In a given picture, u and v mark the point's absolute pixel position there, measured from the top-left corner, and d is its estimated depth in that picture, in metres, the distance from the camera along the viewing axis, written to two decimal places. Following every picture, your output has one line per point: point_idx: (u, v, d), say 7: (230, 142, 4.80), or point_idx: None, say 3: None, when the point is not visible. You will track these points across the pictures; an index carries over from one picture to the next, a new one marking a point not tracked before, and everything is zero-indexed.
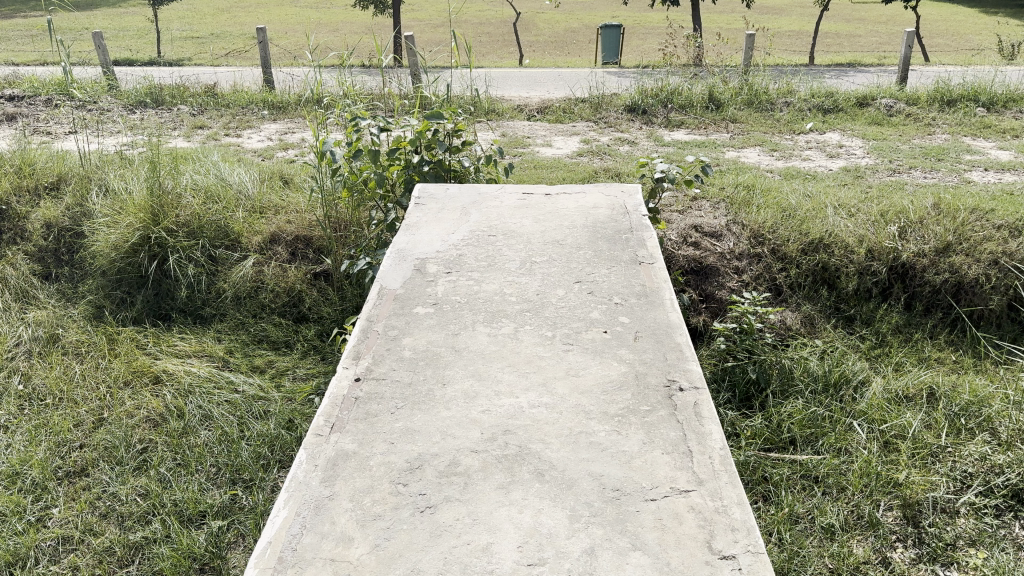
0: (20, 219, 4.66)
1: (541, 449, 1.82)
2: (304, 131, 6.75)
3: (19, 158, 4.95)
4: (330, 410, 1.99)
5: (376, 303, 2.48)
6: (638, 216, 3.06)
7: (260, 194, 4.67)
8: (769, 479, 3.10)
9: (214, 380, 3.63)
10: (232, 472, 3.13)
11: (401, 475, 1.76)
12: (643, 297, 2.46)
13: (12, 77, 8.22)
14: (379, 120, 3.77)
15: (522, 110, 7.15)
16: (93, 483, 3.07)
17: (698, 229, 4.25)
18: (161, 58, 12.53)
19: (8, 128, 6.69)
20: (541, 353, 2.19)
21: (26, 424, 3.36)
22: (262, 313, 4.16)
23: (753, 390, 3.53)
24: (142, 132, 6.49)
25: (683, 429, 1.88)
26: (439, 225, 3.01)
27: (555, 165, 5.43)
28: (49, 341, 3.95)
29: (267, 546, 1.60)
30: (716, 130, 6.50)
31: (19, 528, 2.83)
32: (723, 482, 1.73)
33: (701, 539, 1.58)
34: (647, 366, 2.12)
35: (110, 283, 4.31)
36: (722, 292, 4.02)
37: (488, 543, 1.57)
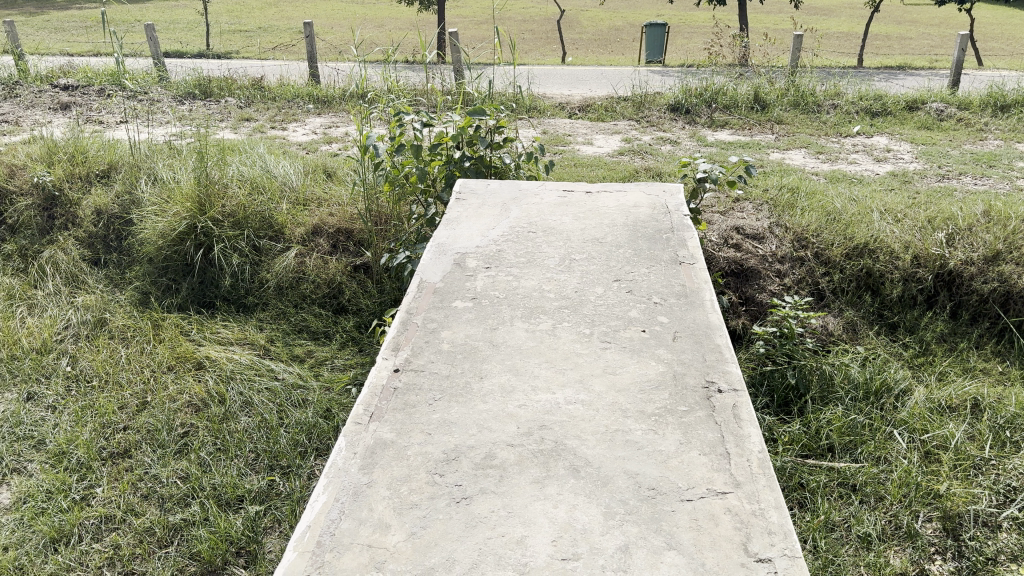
0: (72, 205, 4.78)
1: (577, 445, 1.82)
2: (348, 124, 6.81)
3: (72, 146, 5.08)
4: (369, 399, 2.01)
5: (416, 296, 2.50)
6: (679, 216, 3.04)
7: (304, 186, 4.74)
8: (806, 485, 3.06)
9: (255, 367, 3.69)
10: (270, 458, 3.19)
11: (438, 465, 1.77)
12: (683, 297, 2.45)
13: (68, 67, 8.43)
14: (423, 115, 3.79)
15: (564, 108, 7.14)
16: (136, 465, 3.14)
17: (740, 230, 4.22)
18: (210, 51, 12.75)
19: (62, 117, 6.87)
20: (579, 351, 2.19)
21: (73, 405, 3.45)
22: (303, 304, 4.21)
23: (792, 395, 3.49)
24: (191, 123, 6.61)
25: (721, 431, 1.87)
26: (480, 220, 3.02)
27: (595, 163, 5.42)
28: (96, 325, 4.05)
29: (306, 530, 1.62)
30: (760, 131, 6.43)
31: (64, 506, 2.90)
32: (761, 485, 1.71)
33: (737, 541, 1.57)
34: (685, 366, 2.11)
35: (157, 270, 4.41)
36: (763, 296, 3.98)
37: (522, 536, 1.58)
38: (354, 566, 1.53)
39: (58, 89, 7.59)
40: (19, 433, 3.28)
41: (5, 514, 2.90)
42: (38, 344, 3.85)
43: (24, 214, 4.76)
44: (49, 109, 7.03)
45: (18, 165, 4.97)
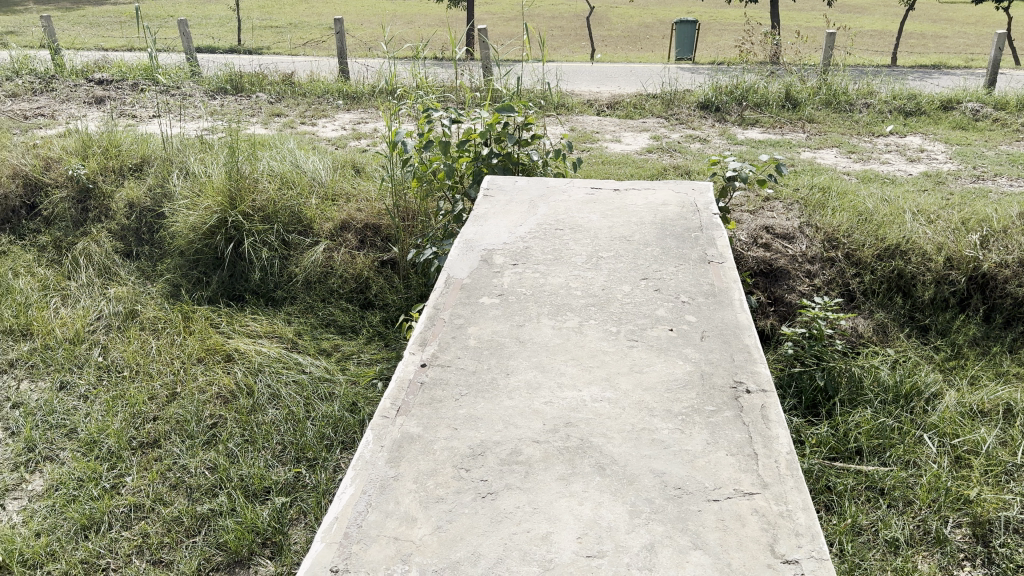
0: (105, 198, 4.85)
1: (602, 443, 1.82)
2: (377, 120, 6.85)
3: (106, 139, 5.15)
4: (396, 393, 2.02)
5: (443, 292, 2.50)
6: (708, 214, 3.02)
7: (333, 181, 4.77)
8: (832, 488, 3.02)
9: (283, 360, 3.73)
10: (297, 451, 3.21)
11: (464, 460, 1.78)
12: (712, 296, 2.44)
13: (103, 62, 8.55)
14: (451, 111, 3.79)
15: (592, 106, 7.12)
16: (165, 455, 3.18)
17: (770, 230, 4.18)
18: (242, 47, 12.87)
19: (96, 111, 6.96)
20: (605, 348, 2.18)
21: (105, 394, 3.51)
22: (330, 298, 4.24)
23: (820, 397, 3.45)
24: (222, 118, 6.68)
25: (749, 431, 1.86)
26: (507, 217, 3.02)
27: (623, 160, 5.40)
28: (128, 316, 4.11)
29: (334, 522, 1.64)
30: (791, 130, 6.36)
31: (95, 494, 2.95)
32: (789, 485, 1.70)
33: (764, 542, 1.56)
34: (713, 366, 2.09)
35: (188, 263, 4.46)
36: (792, 296, 3.94)
37: (548, 532, 1.58)
38: (381, 558, 1.53)
39: (92, 83, 7.70)
40: (52, 421, 3.34)
41: (38, 500, 2.95)
42: (71, 334, 3.91)
43: (58, 206, 4.84)
44: (84, 102, 7.14)
45: (53, 158, 5.06)
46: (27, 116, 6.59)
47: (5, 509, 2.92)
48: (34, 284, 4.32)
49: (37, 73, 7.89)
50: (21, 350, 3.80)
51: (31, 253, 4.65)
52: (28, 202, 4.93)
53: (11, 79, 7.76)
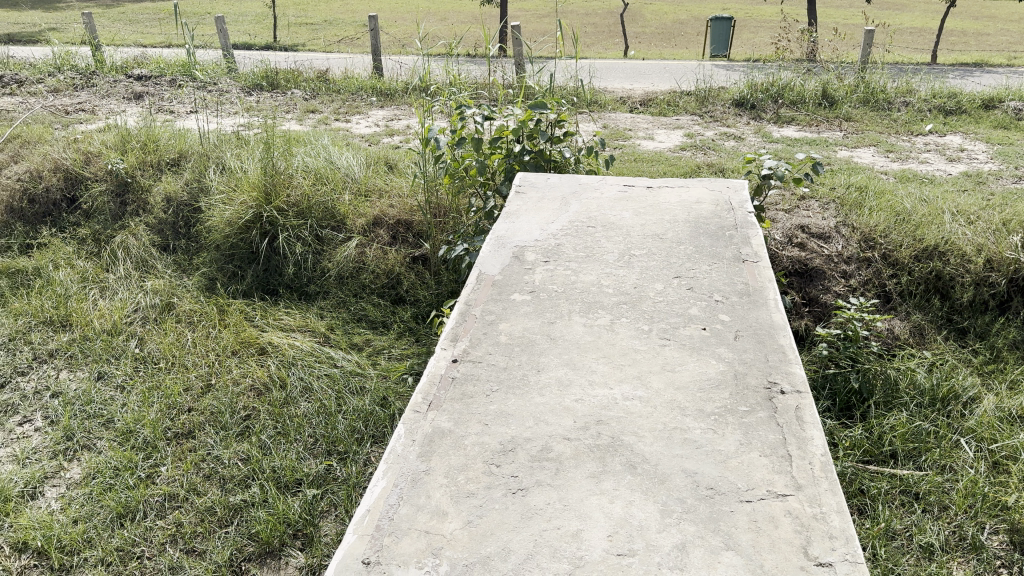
0: (143, 192, 4.92)
1: (634, 441, 1.81)
2: (410, 117, 6.89)
3: (144, 134, 5.24)
4: (427, 388, 2.03)
5: (474, 288, 2.51)
6: (743, 213, 2.99)
7: (366, 178, 4.81)
8: (866, 492, 2.99)
9: (315, 354, 3.76)
10: (328, 444, 3.24)
11: (495, 456, 1.78)
12: (746, 295, 2.41)
13: (142, 58, 8.70)
14: (483, 108, 3.80)
15: (625, 103, 7.09)
16: (199, 446, 3.22)
17: (805, 229, 4.14)
18: (278, 43, 13.00)
19: (135, 106, 7.08)
20: (637, 347, 2.17)
21: (141, 385, 3.56)
22: (362, 293, 4.27)
23: (855, 400, 3.41)
24: (258, 114, 6.75)
25: (783, 432, 1.84)
26: (539, 214, 3.01)
27: (656, 158, 5.37)
28: (164, 308, 4.17)
29: (365, 514, 1.65)
30: (828, 128, 6.27)
31: (131, 483, 3.00)
32: (823, 488, 1.68)
33: (797, 544, 1.54)
34: (747, 366, 2.07)
35: (223, 257, 4.51)
36: (827, 297, 3.89)
37: (578, 530, 1.58)
38: (412, 551, 1.54)
39: (132, 79, 7.83)
40: (90, 411, 3.40)
41: (75, 488, 3.01)
42: (109, 326, 3.97)
43: (98, 199, 4.92)
44: (123, 98, 7.26)
45: (93, 152, 5.15)
46: (68, 112, 6.71)
47: (43, 496, 2.98)
48: (73, 276, 4.41)
49: (79, 69, 8.05)
50: (61, 341, 3.88)
51: (71, 245, 4.73)
52: (69, 195, 5.03)
53: (54, 75, 7.92)
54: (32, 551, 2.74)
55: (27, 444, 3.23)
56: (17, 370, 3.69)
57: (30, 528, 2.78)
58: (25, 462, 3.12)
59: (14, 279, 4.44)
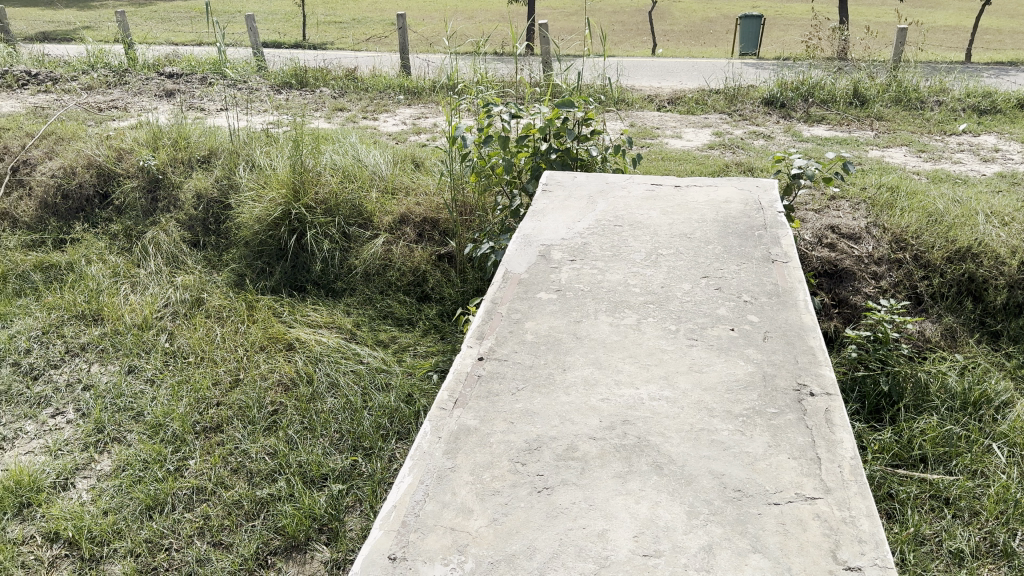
0: (174, 188, 4.98)
1: (660, 442, 1.80)
2: (437, 114, 6.90)
3: (175, 132, 5.30)
4: (453, 385, 2.03)
5: (501, 286, 2.51)
6: (772, 213, 2.96)
7: (393, 176, 4.83)
8: (895, 496, 2.95)
9: (341, 350, 3.79)
10: (354, 439, 3.26)
11: (521, 454, 1.78)
12: (775, 296, 2.39)
13: (174, 56, 8.80)
14: (511, 107, 3.80)
15: (653, 101, 7.06)
16: (227, 440, 3.26)
17: (835, 229, 4.09)
18: (307, 41, 13.09)
19: (167, 104, 7.16)
20: (664, 347, 2.16)
21: (170, 379, 3.61)
22: (388, 290, 4.29)
23: (884, 403, 3.38)
24: (287, 112, 6.81)
25: (812, 435, 1.82)
26: (566, 213, 3.01)
27: (684, 157, 5.34)
28: (194, 304, 4.21)
29: (392, 509, 1.66)
30: (859, 127, 6.20)
31: (160, 475, 3.04)
32: (852, 492, 1.66)
33: (826, 548, 1.53)
34: (776, 367, 2.05)
35: (252, 253, 4.55)
36: (858, 298, 3.85)
37: (604, 529, 1.57)
38: (437, 547, 1.55)
39: (164, 76, 7.92)
40: (121, 404, 3.45)
41: (105, 480, 3.05)
42: (139, 320, 4.02)
43: (129, 196, 4.99)
44: (155, 95, 7.35)
45: (126, 149, 5.22)
46: (101, 109, 6.81)
47: (74, 488, 3.02)
48: (105, 271, 4.47)
49: (112, 67, 8.17)
50: (93, 334, 3.94)
51: (103, 240, 4.80)
52: (101, 191, 5.10)
53: (88, 72, 8.04)
54: (63, 541, 2.78)
55: (60, 436, 3.28)
56: (49, 363, 3.75)
57: (61, 519, 2.82)
58: (57, 454, 3.17)
59: (47, 274, 4.52)
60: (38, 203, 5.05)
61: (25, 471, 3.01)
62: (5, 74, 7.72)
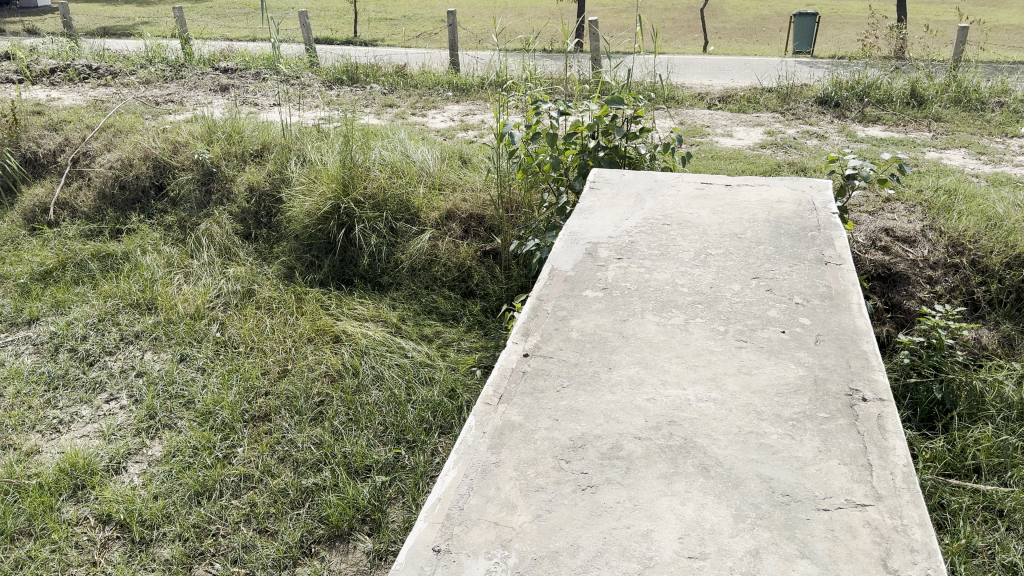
0: (227, 181, 5.06)
1: (707, 444, 1.78)
2: (485, 111, 6.92)
3: (229, 126, 5.41)
4: (499, 381, 2.04)
5: (546, 284, 2.51)
6: (826, 214, 2.91)
7: (440, 172, 4.87)
8: (946, 507, 2.88)
9: (386, 343, 3.82)
10: (398, 432, 3.29)
11: (565, 452, 1.78)
12: (828, 299, 2.35)
13: (229, 52, 8.98)
14: (559, 104, 3.79)
15: (703, 99, 6.99)
16: (274, 429, 3.31)
17: (890, 232, 4.00)
18: (357, 37, 13.21)
19: (221, 98, 7.30)
20: (712, 348, 2.13)
21: (221, 368, 3.68)
22: (434, 286, 4.32)
23: (937, 411, 3.30)
24: (338, 107, 6.89)
25: (864, 441, 1.78)
26: (613, 211, 3.00)
27: (735, 156, 5.27)
28: (245, 295, 4.29)
29: (437, 502, 1.67)
30: (916, 128, 6.06)
31: (208, 462, 3.10)
32: (905, 499, 1.62)
33: (876, 556, 1.50)
34: (827, 372, 2.02)
35: (302, 247, 4.61)
36: (911, 303, 3.76)
37: (648, 530, 1.56)
38: (481, 541, 1.55)
39: (219, 71, 8.07)
40: (172, 391, 3.53)
41: (156, 465, 3.12)
42: (192, 310, 4.11)
43: (184, 187, 5.08)
44: (210, 90, 7.49)
45: (181, 142, 5.33)
46: (158, 102, 6.97)
47: (127, 471, 3.10)
48: (159, 261, 4.57)
49: (169, 61, 8.36)
50: (147, 323, 4.03)
51: (158, 231, 4.91)
52: (157, 182, 5.21)
53: (146, 66, 8.23)
54: (115, 523, 2.85)
55: (113, 421, 3.36)
56: (105, 350, 3.85)
57: (114, 502, 2.90)
58: (111, 438, 3.26)
59: (104, 263, 4.64)
60: (97, 194, 5.18)
61: (80, 454, 3.10)
62: (67, 68, 7.95)
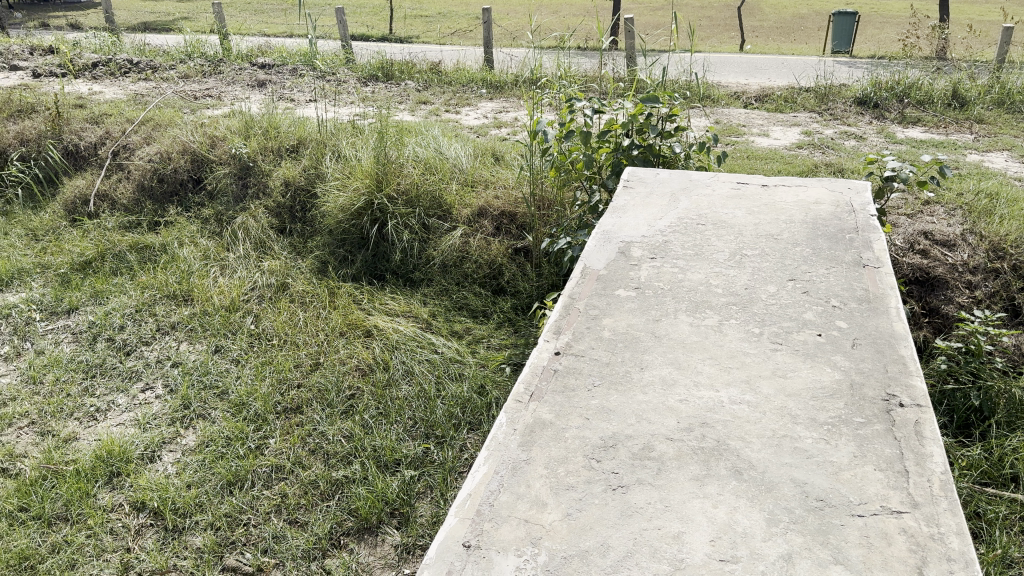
0: (264, 176, 5.12)
1: (740, 446, 1.77)
2: (519, 109, 6.93)
3: (266, 121, 5.47)
4: (530, 378, 2.04)
5: (579, 282, 2.50)
6: (865, 215, 2.87)
7: (473, 169, 4.89)
8: (983, 515, 2.83)
9: (417, 339, 3.84)
10: (427, 427, 3.31)
11: (596, 451, 1.77)
12: (865, 302, 2.31)
13: (266, 48, 9.08)
14: (593, 102, 3.78)
15: (739, 99, 6.94)
16: (306, 421, 3.35)
17: (928, 236, 3.95)
18: (392, 34, 13.28)
19: (259, 93, 7.39)
20: (746, 350, 2.12)
21: (255, 360, 3.73)
22: (465, 282, 4.33)
23: (974, 418, 3.25)
24: (373, 104, 6.93)
25: (901, 447, 1.76)
26: (647, 210, 2.98)
27: (771, 155, 5.22)
28: (279, 288, 4.33)
29: (467, 498, 1.68)
30: (957, 130, 5.95)
31: (241, 453, 3.14)
32: (942, 508, 1.60)
33: (911, 564, 1.48)
34: (864, 376, 1.99)
35: (335, 241, 4.64)
36: (949, 308, 3.69)
37: (679, 532, 1.55)
38: (511, 539, 1.56)
39: (256, 67, 8.16)
40: (206, 381, 3.58)
41: (190, 454, 3.17)
42: (227, 302, 4.17)
43: (221, 181, 5.15)
44: (248, 85, 7.58)
45: (218, 137, 5.41)
46: (197, 97, 7.07)
47: (161, 460, 3.15)
48: (196, 254, 4.64)
49: (208, 57, 8.48)
50: (182, 314, 4.09)
51: (195, 224, 4.97)
52: (195, 176, 5.29)
53: (185, 62, 8.35)
54: (149, 511, 2.90)
55: (149, 410, 3.42)
56: (141, 340, 3.92)
57: (148, 490, 2.95)
58: (146, 427, 3.31)
59: (142, 254, 4.72)
60: (136, 186, 5.26)
61: (116, 442, 3.15)
62: (109, 62, 8.08)
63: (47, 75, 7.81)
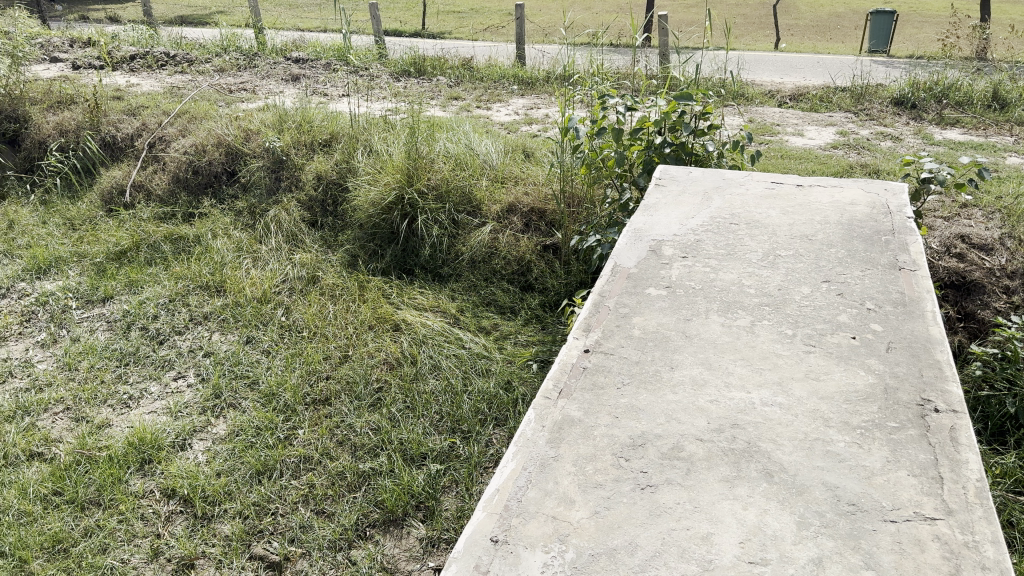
0: (296, 169, 5.15)
1: (771, 449, 1.75)
2: (550, 105, 6.91)
3: (300, 115, 5.50)
4: (559, 375, 2.04)
5: (609, 280, 2.50)
6: (901, 217, 2.83)
7: (504, 165, 4.89)
8: (1016, 525, 2.78)
9: (445, 334, 3.86)
10: (453, 422, 3.32)
11: (625, 449, 1.77)
12: (901, 305, 2.28)
13: (301, 42, 9.15)
14: (626, 99, 3.76)
15: (773, 98, 6.87)
16: (334, 413, 3.38)
17: (965, 239, 3.87)
18: (425, 30, 13.32)
19: (293, 87, 7.44)
20: (779, 352, 2.10)
21: (284, 351, 3.77)
22: (493, 278, 4.34)
23: (1009, 425, 3.20)
24: (405, 99, 6.95)
25: (935, 454, 1.73)
26: (679, 208, 2.97)
27: (804, 155, 5.16)
28: (309, 281, 4.37)
29: (495, 493, 1.68)
30: (997, 132, 5.84)
31: (270, 443, 3.18)
32: (977, 515, 1.57)
33: (945, 571, 1.46)
34: (898, 380, 1.97)
35: (366, 235, 4.67)
36: (986, 313, 3.63)
37: (708, 532, 1.55)
38: (539, 535, 1.56)
39: (290, 61, 8.23)
40: (238, 371, 3.63)
41: (220, 443, 3.21)
42: (259, 294, 4.21)
43: (255, 174, 5.19)
44: (282, 79, 7.64)
45: (253, 130, 5.47)
46: (231, 90, 7.15)
47: (191, 448, 3.19)
48: (229, 245, 4.69)
49: (243, 50, 8.57)
50: (215, 305, 4.14)
51: (228, 216, 5.03)
52: (229, 168, 5.35)
53: (221, 55, 8.45)
54: (179, 498, 2.95)
55: (180, 398, 3.47)
56: (174, 329, 3.97)
57: (178, 476, 2.99)
58: (177, 415, 3.36)
59: (176, 245, 4.78)
60: (171, 178, 5.33)
61: (148, 429, 3.20)
62: (146, 55, 8.18)
63: (85, 67, 7.93)
